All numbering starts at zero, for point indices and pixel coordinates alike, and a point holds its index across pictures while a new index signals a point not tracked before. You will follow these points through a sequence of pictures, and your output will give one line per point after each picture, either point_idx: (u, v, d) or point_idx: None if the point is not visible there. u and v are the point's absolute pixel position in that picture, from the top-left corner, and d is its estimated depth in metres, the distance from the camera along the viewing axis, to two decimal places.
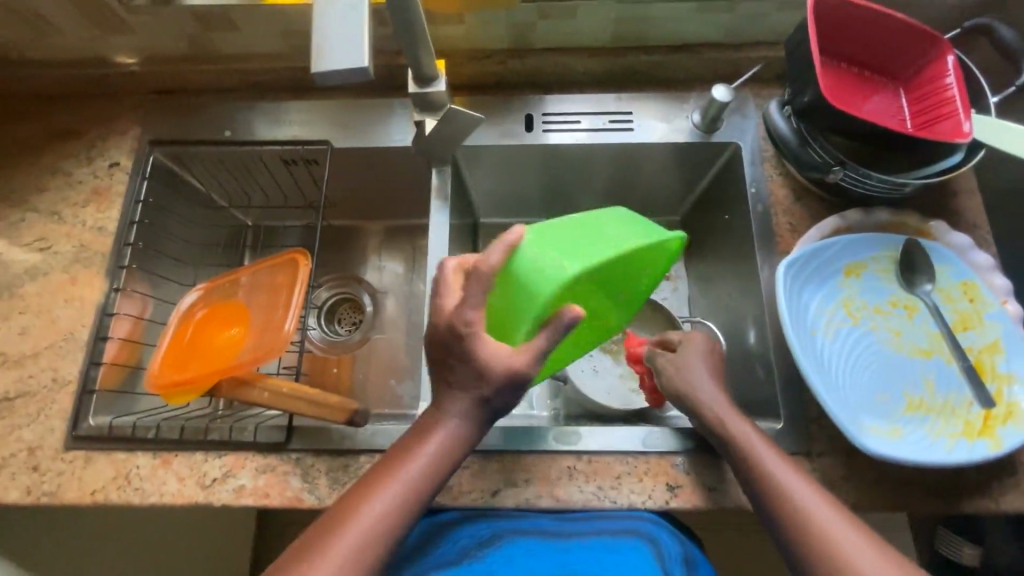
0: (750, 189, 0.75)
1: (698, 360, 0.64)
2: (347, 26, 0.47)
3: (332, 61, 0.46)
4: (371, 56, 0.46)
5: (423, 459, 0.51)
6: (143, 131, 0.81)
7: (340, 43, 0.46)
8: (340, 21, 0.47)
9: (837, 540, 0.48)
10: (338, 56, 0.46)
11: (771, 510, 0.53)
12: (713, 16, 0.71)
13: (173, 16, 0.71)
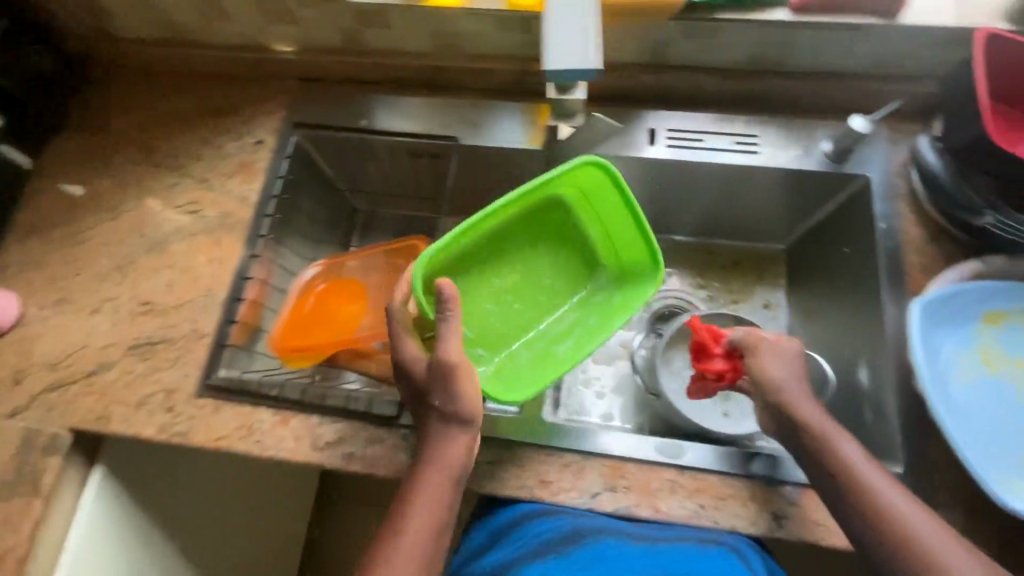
0: (880, 225, 0.73)
1: (780, 364, 0.64)
2: (577, 40, 0.62)
3: (568, 67, 0.61)
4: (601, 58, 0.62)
5: (457, 443, 0.60)
6: (288, 113, 0.88)
7: (573, 53, 0.62)
8: (577, 29, 0.62)
9: (936, 549, 0.53)
10: (575, 63, 0.61)
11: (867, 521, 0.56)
12: (863, 46, 0.70)
13: (338, 10, 0.77)
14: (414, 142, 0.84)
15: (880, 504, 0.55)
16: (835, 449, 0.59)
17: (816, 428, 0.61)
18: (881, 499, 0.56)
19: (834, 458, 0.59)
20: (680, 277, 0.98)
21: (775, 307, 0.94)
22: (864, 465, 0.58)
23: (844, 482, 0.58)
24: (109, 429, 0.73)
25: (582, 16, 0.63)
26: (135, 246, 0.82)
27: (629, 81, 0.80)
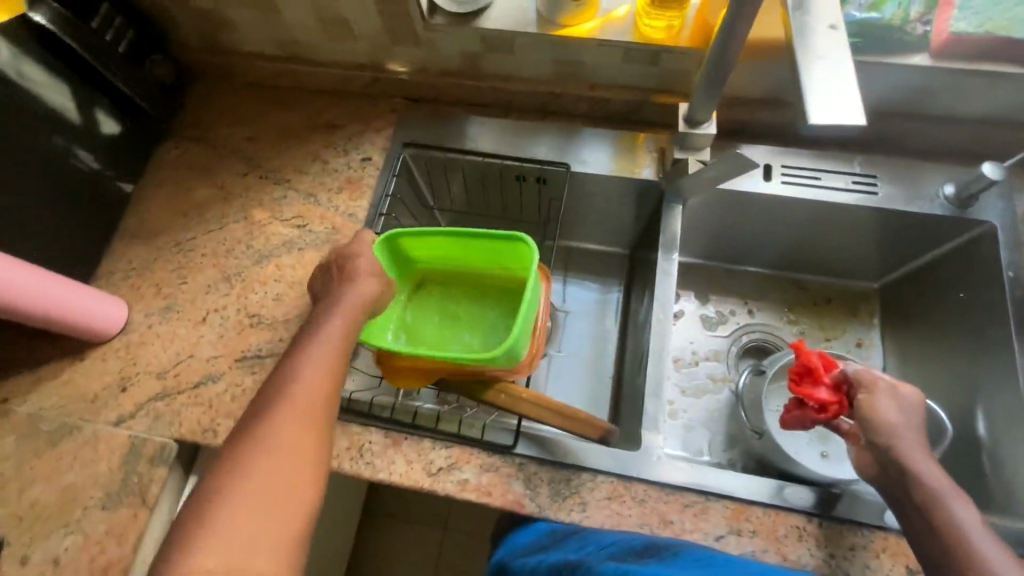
0: (1007, 272, 0.73)
1: (887, 405, 0.61)
2: (836, 80, 0.48)
3: (824, 114, 0.47)
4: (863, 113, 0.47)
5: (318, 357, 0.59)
6: (396, 132, 0.89)
7: (834, 95, 0.48)
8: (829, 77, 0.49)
9: None
10: (839, 109, 0.47)
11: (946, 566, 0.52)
12: (996, 95, 0.70)
13: (464, 36, 0.78)
14: (521, 166, 0.84)
15: (987, 571, 0.50)
16: (943, 503, 0.54)
17: (929, 480, 0.56)
18: (979, 556, 0.51)
19: (944, 515, 0.54)
20: (770, 311, 0.97)
21: (869, 345, 0.91)
22: (970, 523, 0.53)
23: (949, 539, 0.53)
24: (216, 442, 0.72)
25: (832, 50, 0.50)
26: (242, 258, 0.83)
27: (746, 116, 0.80)
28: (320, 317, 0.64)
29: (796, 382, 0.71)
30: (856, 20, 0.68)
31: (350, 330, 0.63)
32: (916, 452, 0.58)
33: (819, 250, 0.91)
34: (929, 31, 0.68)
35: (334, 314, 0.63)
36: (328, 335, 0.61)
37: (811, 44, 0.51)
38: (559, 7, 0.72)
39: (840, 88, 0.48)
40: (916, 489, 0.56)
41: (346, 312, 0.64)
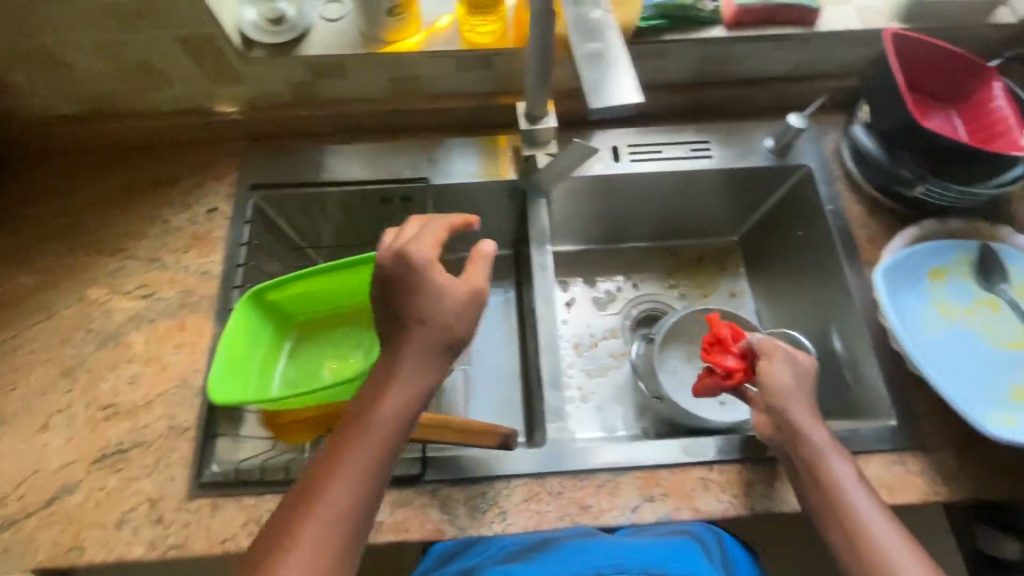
0: (828, 207, 0.81)
1: (783, 372, 0.67)
2: (609, 59, 0.53)
3: (606, 92, 0.50)
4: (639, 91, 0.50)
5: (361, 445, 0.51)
6: (240, 176, 0.83)
7: (608, 79, 0.51)
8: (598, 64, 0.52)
9: (879, 537, 0.56)
10: (614, 92, 0.50)
11: (826, 516, 0.59)
12: (787, 54, 0.78)
13: (288, 66, 0.74)
14: (383, 188, 0.82)
15: (858, 518, 0.57)
16: (824, 460, 0.61)
17: (814, 440, 0.63)
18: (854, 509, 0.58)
19: (827, 475, 0.61)
20: (654, 280, 1.03)
21: (741, 294, 1.00)
22: (850, 485, 0.60)
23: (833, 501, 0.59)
24: (86, 560, 0.63)
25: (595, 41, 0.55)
26: (82, 345, 0.73)
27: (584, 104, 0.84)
28: (379, 391, 0.53)
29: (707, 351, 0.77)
30: (655, 3, 0.72)
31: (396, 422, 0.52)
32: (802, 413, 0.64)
33: (681, 215, 0.98)
34: (718, 5, 0.75)
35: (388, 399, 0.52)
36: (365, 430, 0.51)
37: (587, 30, 0.55)
38: (378, 24, 0.71)
39: (614, 67, 0.52)
40: (801, 447, 0.63)
41: (411, 395, 0.53)
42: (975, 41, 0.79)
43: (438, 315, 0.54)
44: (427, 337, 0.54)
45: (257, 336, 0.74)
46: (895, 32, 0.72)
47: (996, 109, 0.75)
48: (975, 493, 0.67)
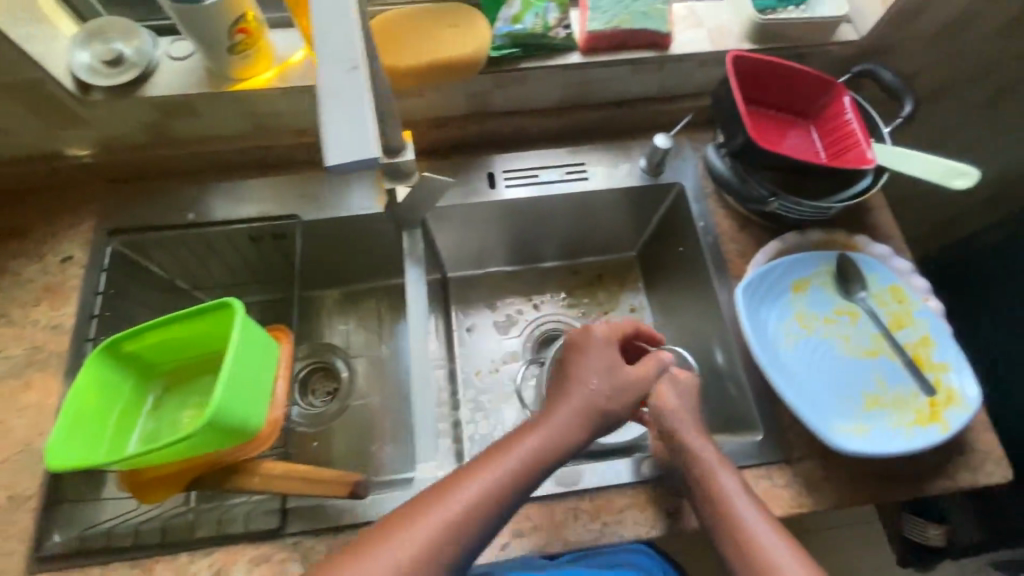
0: (699, 224, 0.83)
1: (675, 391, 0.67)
2: (342, 93, 0.37)
3: (334, 144, 0.36)
4: (381, 142, 0.36)
5: (526, 449, 0.57)
6: (99, 221, 0.79)
7: (337, 122, 0.36)
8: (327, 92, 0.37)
9: (768, 548, 0.56)
10: (346, 141, 0.36)
11: (721, 531, 0.59)
12: (648, 76, 0.80)
13: (133, 108, 0.71)
14: (250, 227, 0.80)
15: (749, 534, 0.57)
16: (715, 477, 0.61)
17: (701, 454, 0.63)
18: (744, 526, 0.57)
19: (719, 489, 0.60)
20: (554, 299, 1.03)
21: (641, 309, 1.01)
22: (752, 516, 0.58)
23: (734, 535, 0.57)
24: None
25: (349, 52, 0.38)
26: None
27: (457, 131, 0.83)
28: (563, 411, 0.60)
29: None
30: (507, 32, 0.72)
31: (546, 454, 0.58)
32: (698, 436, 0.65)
33: (575, 235, 0.98)
34: (571, 32, 0.74)
35: (540, 431, 0.58)
36: (512, 460, 0.56)
37: (330, 49, 0.38)
38: (222, 63, 0.69)
39: (347, 108, 0.37)
40: (696, 473, 0.62)
41: (566, 424, 0.59)
42: (825, 57, 0.81)
43: (592, 371, 0.63)
44: (586, 394, 0.61)
45: (110, 388, 0.69)
46: (737, 54, 0.73)
47: (848, 122, 0.77)
48: (839, 501, 0.68)
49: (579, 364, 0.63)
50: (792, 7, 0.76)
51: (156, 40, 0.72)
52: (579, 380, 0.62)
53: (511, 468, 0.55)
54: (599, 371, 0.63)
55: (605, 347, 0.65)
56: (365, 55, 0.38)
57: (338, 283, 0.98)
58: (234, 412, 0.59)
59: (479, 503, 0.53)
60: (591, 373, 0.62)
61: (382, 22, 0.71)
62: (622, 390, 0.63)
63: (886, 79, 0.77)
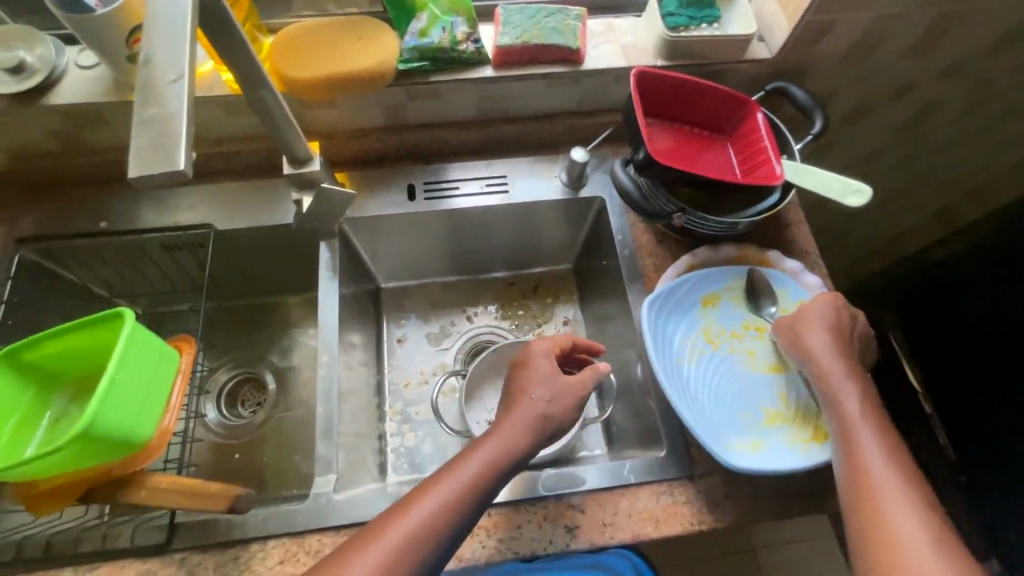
0: (616, 237, 0.83)
1: (820, 332, 0.66)
2: (161, 108, 0.37)
3: (140, 157, 0.36)
4: (190, 155, 0.36)
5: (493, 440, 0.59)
6: (11, 229, 0.79)
7: (146, 136, 0.36)
8: (146, 102, 0.37)
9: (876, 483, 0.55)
10: (152, 154, 0.36)
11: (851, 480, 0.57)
12: (563, 90, 0.81)
13: (40, 115, 0.72)
14: (164, 237, 0.79)
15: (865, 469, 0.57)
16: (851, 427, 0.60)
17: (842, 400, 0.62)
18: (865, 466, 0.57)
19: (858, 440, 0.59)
20: (488, 312, 0.99)
21: (574, 321, 0.98)
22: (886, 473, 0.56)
23: (862, 481, 0.56)
24: None
25: (173, 66, 0.39)
26: None
27: (375, 144, 0.84)
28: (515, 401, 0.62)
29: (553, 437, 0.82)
30: (415, 46, 0.72)
31: (501, 465, 0.58)
32: (835, 368, 0.63)
33: (507, 248, 0.97)
34: (481, 46, 0.74)
35: (489, 447, 0.58)
36: (461, 476, 0.56)
37: (162, 65, 0.39)
38: (126, 72, 0.69)
39: (165, 121, 0.37)
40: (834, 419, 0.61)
41: (514, 435, 0.60)
42: (738, 74, 0.83)
43: (538, 384, 0.63)
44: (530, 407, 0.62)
45: (7, 399, 0.67)
46: (643, 71, 0.74)
47: (761, 138, 0.76)
48: (740, 518, 0.67)
49: (522, 377, 0.65)
50: (703, 25, 0.77)
51: (62, 48, 0.72)
52: (525, 393, 0.63)
53: (472, 478, 0.56)
54: (546, 386, 0.63)
55: (546, 357, 0.66)
56: (190, 70, 0.38)
57: (272, 292, 0.97)
58: (111, 419, 0.58)
59: (435, 520, 0.53)
60: (537, 387, 0.63)
61: (292, 32, 0.73)
62: (567, 393, 0.63)
63: (798, 98, 0.78)
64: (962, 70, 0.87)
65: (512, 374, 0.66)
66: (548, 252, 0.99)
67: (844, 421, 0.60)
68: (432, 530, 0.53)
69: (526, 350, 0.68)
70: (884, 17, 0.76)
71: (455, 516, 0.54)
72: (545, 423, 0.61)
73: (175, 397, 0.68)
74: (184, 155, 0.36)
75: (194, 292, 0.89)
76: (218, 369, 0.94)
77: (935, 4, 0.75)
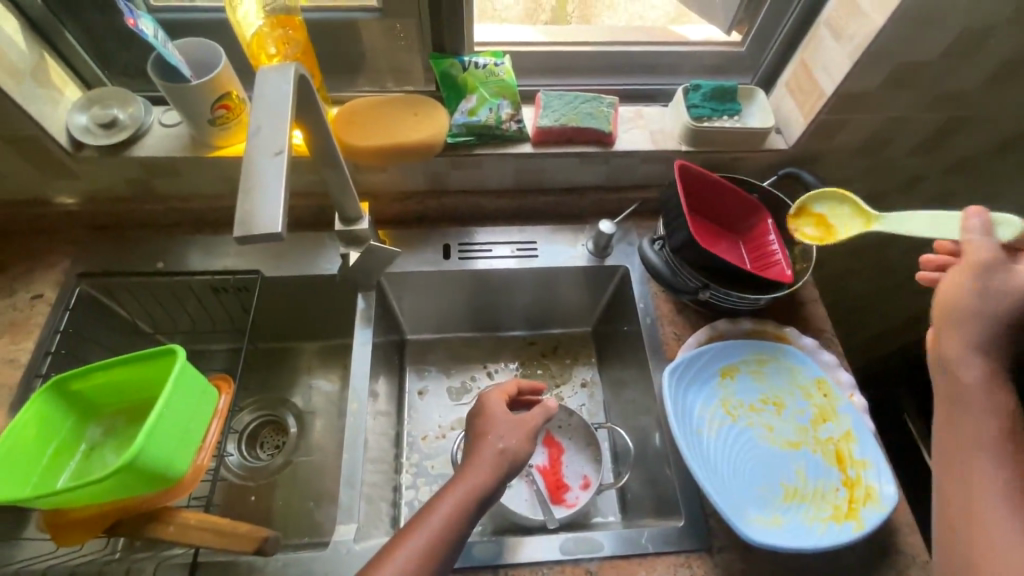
0: (639, 304, 0.87)
1: (973, 330, 0.56)
2: (265, 172, 0.43)
3: (247, 216, 0.41)
4: (286, 219, 0.41)
5: (475, 482, 0.62)
6: (73, 264, 0.85)
7: (249, 203, 0.42)
8: (255, 176, 0.43)
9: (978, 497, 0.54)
10: (252, 217, 0.41)
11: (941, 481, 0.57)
12: (594, 167, 0.88)
13: (121, 164, 0.79)
14: (214, 279, 0.84)
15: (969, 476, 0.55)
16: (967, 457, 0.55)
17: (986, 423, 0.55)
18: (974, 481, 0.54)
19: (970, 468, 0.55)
20: (508, 368, 1.02)
21: (592, 384, 1.01)
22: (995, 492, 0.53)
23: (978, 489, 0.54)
24: None
25: (275, 142, 0.45)
26: None
27: (416, 206, 0.91)
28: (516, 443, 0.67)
29: (556, 491, 0.88)
30: (463, 123, 0.80)
31: (462, 514, 0.59)
32: (970, 383, 0.56)
33: (532, 308, 1.01)
34: (523, 126, 0.82)
35: (450, 495, 0.60)
36: (438, 514, 0.59)
37: (263, 139, 0.45)
38: (206, 133, 0.77)
39: (265, 190, 0.42)
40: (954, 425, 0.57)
41: (478, 477, 0.62)
42: (756, 161, 0.90)
43: (497, 427, 0.68)
44: (495, 451, 0.65)
45: (51, 426, 0.71)
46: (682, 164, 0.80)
47: (770, 243, 0.85)
48: None
49: (484, 422, 0.69)
50: (725, 116, 0.85)
51: (149, 107, 0.81)
52: (490, 438, 0.66)
53: (444, 520, 0.58)
54: (502, 427, 0.68)
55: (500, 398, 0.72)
56: (289, 144, 0.45)
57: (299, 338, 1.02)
58: (155, 454, 0.60)
59: (417, 562, 0.55)
60: (495, 429, 0.67)
61: (355, 105, 0.81)
62: (523, 427, 0.68)
63: (810, 182, 0.84)
64: (968, 168, 0.93)
65: (474, 421, 0.70)
66: (569, 315, 1.03)
67: (953, 425, 0.57)
68: None
69: (481, 400, 0.72)
70: (893, 118, 0.83)
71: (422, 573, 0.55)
72: (507, 459, 0.65)
73: (215, 434, 0.70)
74: (280, 219, 0.41)
75: (233, 332, 0.93)
76: (244, 410, 0.97)
77: (938, 110, 0.82)
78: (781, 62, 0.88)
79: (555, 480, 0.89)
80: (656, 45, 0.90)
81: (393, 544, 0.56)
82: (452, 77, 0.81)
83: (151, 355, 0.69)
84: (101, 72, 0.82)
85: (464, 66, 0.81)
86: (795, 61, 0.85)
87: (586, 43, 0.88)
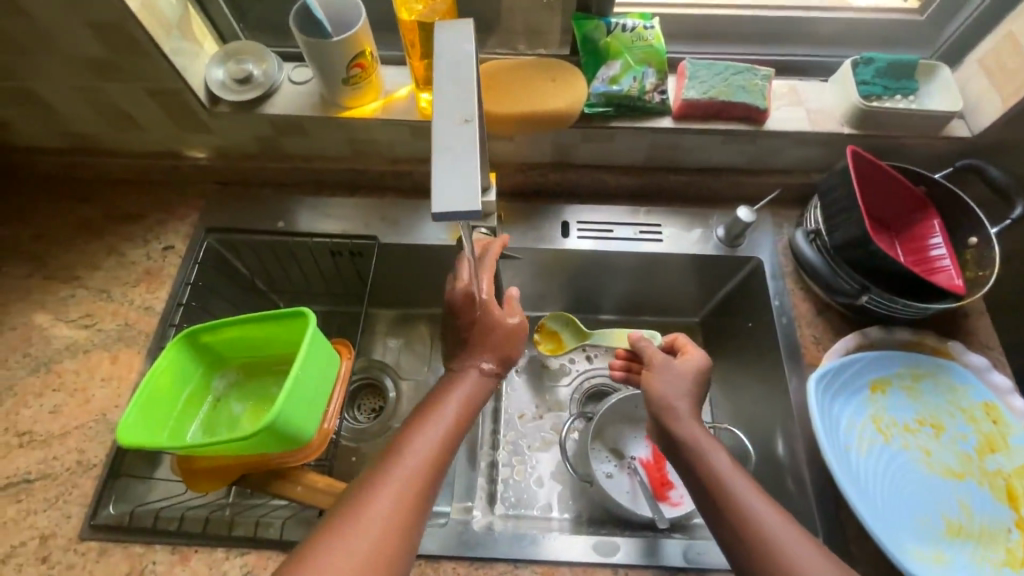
0: (774, 301, 0.79)
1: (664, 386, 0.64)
2: (458, 140, 0.40)
3: (443, 188, 0.38)
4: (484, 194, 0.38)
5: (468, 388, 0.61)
6: (200, 218, 0.87)
7: (443, 175, 0.39)
8: (447, 145, 0.40)
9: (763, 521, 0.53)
10: (447, 191, 0.38)
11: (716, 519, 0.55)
12: (736, 147, 0.80)
13: (253, 121, 0.79)
14: (332, 242, 0.84)
15: (741, 502, 0.54)
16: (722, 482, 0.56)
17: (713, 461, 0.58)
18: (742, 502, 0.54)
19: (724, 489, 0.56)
20: (608, 354, 0.97)
21: None
22: (763, 508, 0.54)
23: (710, 484, 0.57)
24: None
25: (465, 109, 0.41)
26: (18, 367, 0.75)
27: (536, 178, 0.86)
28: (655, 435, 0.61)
29: (659, 485, 0.84)
30: (603, 92, 0.74)
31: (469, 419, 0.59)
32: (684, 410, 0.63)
33: (639, 294, 0.93)
34: (666, 98, 0.75)
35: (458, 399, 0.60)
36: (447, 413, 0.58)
37: (449, 104, 0.42)
38: (337, 92, 0.75)
39: (460, 161, 0.39)
40: (681, 454, 0.60)
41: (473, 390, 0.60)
42: (928, 150, 0.78)
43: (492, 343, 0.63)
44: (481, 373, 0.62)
45: (184, 375, 0.72)
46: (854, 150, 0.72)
47: (935, 246, 0.76)
48: None
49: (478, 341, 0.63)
50: (899, 96, 0.75)
51: (281, 64, 0.79)
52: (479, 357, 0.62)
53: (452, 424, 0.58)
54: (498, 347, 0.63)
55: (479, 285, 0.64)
56: (478, 110, 0.41)
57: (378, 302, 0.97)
58: (291, 416, 0.61)
59: (431, 461, 0.54)
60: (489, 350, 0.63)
61: (487, 69, 0.76)
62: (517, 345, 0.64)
63: (995, 177, 0.72)
64: None
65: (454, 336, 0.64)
66: (672, 309, 0.95)
67: (694, 441, 0.60)
68: (415, 487, 0.52)
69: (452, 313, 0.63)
70: None
71: (436, 472, 0.54)
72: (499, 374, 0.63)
73: (338, 404, 0.70)
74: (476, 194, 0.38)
75: (338, 295, 0.93)
76: None
77: None
78: (974, 34, 0.76)
79: (659, 475, 0.85)
80: (821, 9, 0.79)
81: (393, 464, 0.53)
82: (594, 41, 0.75)
83: (278, 316, 0.70)
84: (237, 26, 0.81)
85: (609, 29, 0.75)
86: (996, 33, 0.73)
87: (738, 6, 0.79)
